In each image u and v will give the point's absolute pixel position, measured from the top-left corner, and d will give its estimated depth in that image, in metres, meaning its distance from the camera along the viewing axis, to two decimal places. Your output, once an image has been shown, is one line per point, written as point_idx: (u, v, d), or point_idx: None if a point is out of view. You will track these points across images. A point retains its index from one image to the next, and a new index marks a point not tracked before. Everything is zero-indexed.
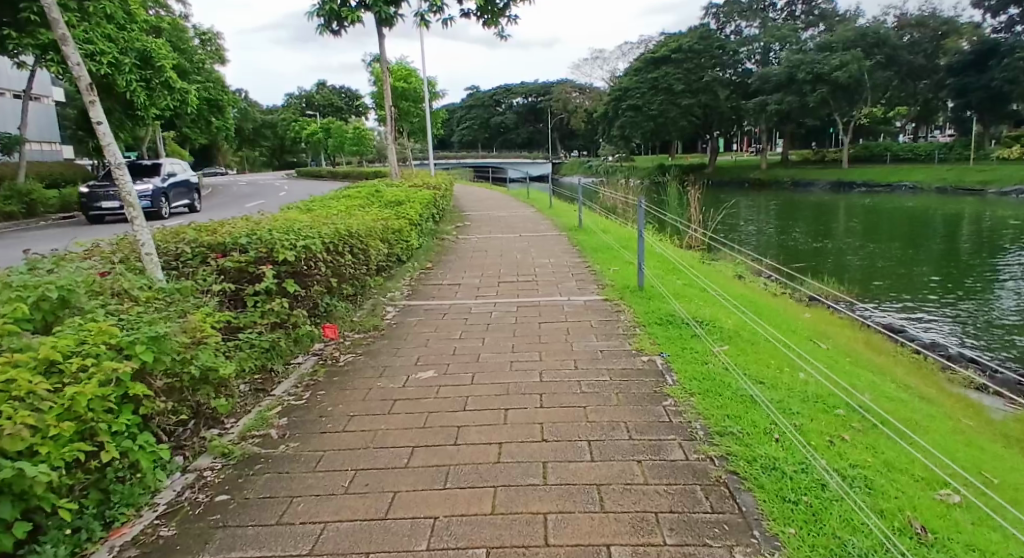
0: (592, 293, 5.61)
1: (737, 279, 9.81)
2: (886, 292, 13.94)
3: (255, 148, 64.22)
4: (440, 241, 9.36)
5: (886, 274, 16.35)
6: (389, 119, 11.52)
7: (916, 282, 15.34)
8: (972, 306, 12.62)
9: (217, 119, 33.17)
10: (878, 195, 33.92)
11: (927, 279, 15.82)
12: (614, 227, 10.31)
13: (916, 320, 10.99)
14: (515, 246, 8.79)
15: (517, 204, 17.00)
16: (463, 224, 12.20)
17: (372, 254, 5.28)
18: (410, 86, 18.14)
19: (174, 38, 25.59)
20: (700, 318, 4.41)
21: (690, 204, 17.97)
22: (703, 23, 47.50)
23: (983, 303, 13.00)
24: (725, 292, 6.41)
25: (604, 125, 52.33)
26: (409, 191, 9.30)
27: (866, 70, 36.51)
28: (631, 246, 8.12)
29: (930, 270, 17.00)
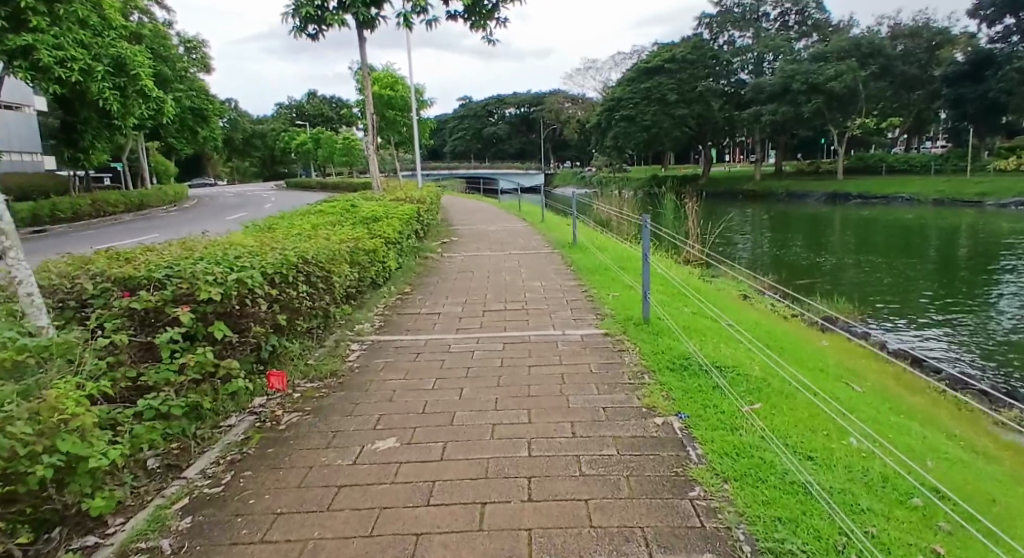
0: (591, 326, 4.87)
1: (744, 300, 9.12)
2: (887, 307, 13.43)
3: (244, 158, 63.49)
4: (423, 259, 8.58)
5: (888, 287, 15.78)
6: (371, 127, 10.79)
7: (917, 295, 14.83)
8: (975, 320, 12.14)
9: (202, 128, 32.44)
10: (875, 207, 33.56)
11: (928, 291, 15.31)
12: (611, 244, 9.60)
13: (919, 337, 10.47)
14: (505, 265, 8.04)
15: (508, 217, 16.30)
16: (451, 239, 11.44)
17: (334, 281, 4.52)
18: (397, 94, 17.46)
19: (156, 44, 24.90)
20: (722, 364, 3.68)
21: (687, 216, 17.34)
22: (696, 33, 47.27)
23: (985, 317, 12.54)
24: (740, 321, 5.68)
25: (597, 135, 51.92)
26: (388, 204, 8.52)
27: (861, 80, 36.26)
28: (632, 267, 7.39)
29: (932, 283, 16.47)
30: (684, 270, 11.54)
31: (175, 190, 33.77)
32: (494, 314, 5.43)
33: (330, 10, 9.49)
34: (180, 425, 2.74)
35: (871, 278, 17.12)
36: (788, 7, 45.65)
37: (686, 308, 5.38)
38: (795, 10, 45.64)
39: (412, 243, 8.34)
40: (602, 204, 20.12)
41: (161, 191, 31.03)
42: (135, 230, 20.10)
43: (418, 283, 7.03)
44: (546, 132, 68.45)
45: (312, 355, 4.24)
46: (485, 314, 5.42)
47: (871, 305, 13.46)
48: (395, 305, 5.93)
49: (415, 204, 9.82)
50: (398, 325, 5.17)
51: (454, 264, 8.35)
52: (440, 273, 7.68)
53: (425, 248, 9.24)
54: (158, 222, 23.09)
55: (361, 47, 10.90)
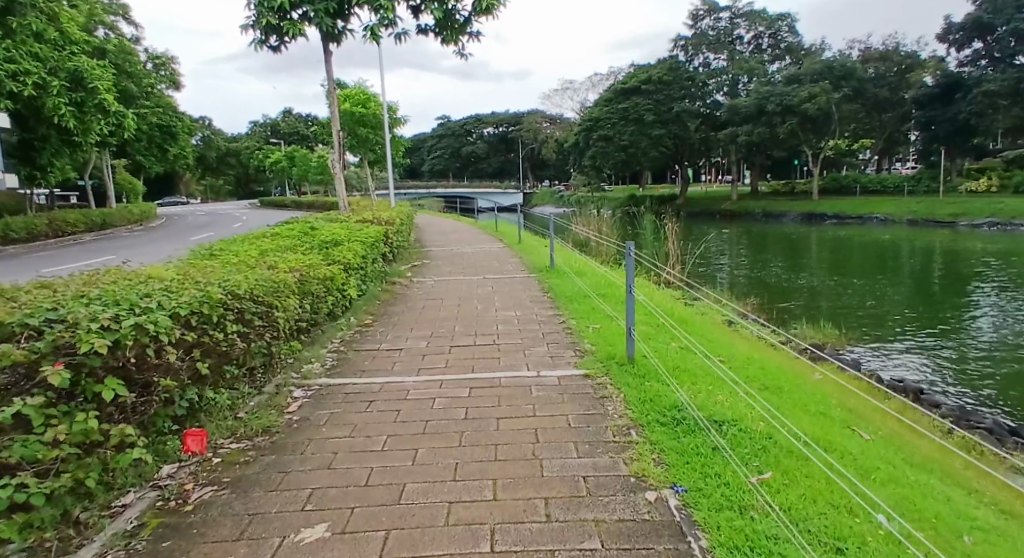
0: (568, 366, 4.33)
1: (730, 327, 8.67)
2: (862, 328, 13.25)
3: (218, 177, 62.36)
4: (389, 287, 7.98)
5: (863, 309, 15.62)
6: (337, 146, 10.21)
7: (892, 315, 14.69)
8: (948, 341, 12.00)
9: (170, 146, 31.57)
10: (851, 227, 33.84)
11: (901, 312, 15.21)
12: (590, 268, 9.12)
13: (894, 359, 10.25)
14: (478, 293, 7.47)
15: (484, 237, 15.82)
16: (422, 262, 10.88)
17: (274, 317, 3.93)
18: (369, 111, 16.91)
19: (120, 59, 24.11)
20: (721, 416, 3.18)
21: (666, 237, 17.03)
22: (672, 55, 47.72)
23: (958, 337, 12.42)
24: (731, 357, 5.20)
25: (575, 155, 51.96)
26: (352, 227, 7.90)
27: (835, 102, 36.78)
28: (613, 295, 6.89)
29: (907, 303, 16.39)
30: (666, 294, 11.09)
31: (142, 209, 32.71)
32: (462, 350, 4.86)
33: (291, 20, 8.97)
34: (47, 515, 2.15)
35: (846, 299, 16.99)
36: (761, 31, 46.36)
37: (673, 343, 4.88)
38: (769, 33, 46.35)
39: (378, 269, 7.74)
40: (580, 224, 19.70)
41: (126, 210, 29.99)
42: (94, 252, 19.15)
43: (382, 313, 6.43)
44: (524, 151, 68.46)
45: (245, 406, 3.63)
46: (451, 351, 4.84)
47: (848, 327, 13.24)
48: (352, 340, 5.33)
49: (383, 227, 9.24)
50: (352, 364, 4.57)
51: (423, 292, 7.76)
52: (406, 301, 7.09)
53: (392, 274, 8.64)
54: (121, 242, 22.12)
55: (327, 61, 10.37)
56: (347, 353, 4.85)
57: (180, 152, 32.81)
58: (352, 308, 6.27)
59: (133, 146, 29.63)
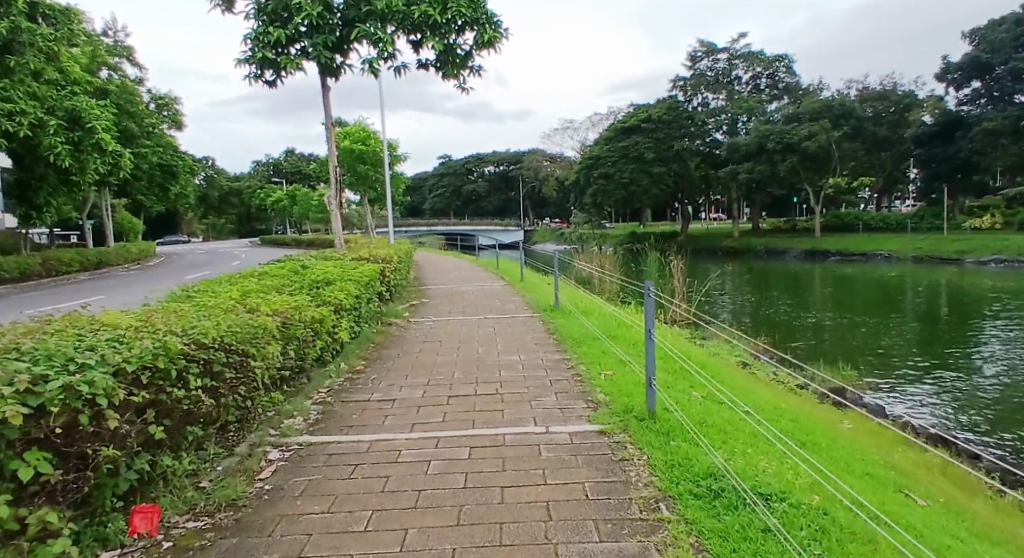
0: (579, 421, 3.85)
1: (744, 369, 8.19)
2: (873, 367, 12.81)
3: (220, 216, 62.52)
4: (383, 328, 7.52)
5: (873, 347, 15.07)
6: (334, 180, 9.79)
7: (903, 355, 14.16)
8: (963, 381, 11.57)
9: (171, 185, 31.52)
10: (856, 265, 33.55)
11: (912, 350, 14.69)
12: (597, 308, 8.67)
13: (909, 402, 9.80)
14: (480, 335, 7.00)
15: (485, 275, 15.45)
16: (421, 300, 10.45)
17: (248, 369, 3.48)
18: (369, 149, 16.73)
19: (122, 99, 24.18)
20: (766, 486, 2.70)
21: (671, 274, 16.65)
22: (671, 95, 48.24)
23: (973, 377, 11.98)
24: (757, 406, 4.73)
25: (575, 193, 52.07)
26: (346, 264, 7.50)
27: (835, 140, 36.93)
28: (624, 336, 6.44)
29: (917, 341, 15.89)
30: (674, 333, 10.63)
31: (140, 247, 32.44)
32: (465, 400, 4.40)
33: (288, 55, 8.76)
34: None
35: (852, 337, 16.49)
36: (759, 71, 46.93)
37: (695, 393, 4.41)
38: (767, 74, 46.92)
39: (372, 309, 7.30)
40: (583, 262, 19.32)
41: (124, 249, 29.76)
42: (87, 291, 18.77)
43: (376, 356, 5.98)
44: (525, 189, 68.79)
45: (211, 471, 3.15)
46: (450, 402, 4.36)
47: (859, 367, 12.70)
48: (342, 388, 4.85)
49: (381, 264, 8.83)
50: (337, 418, 4.08)
51: (420, 334, 7.30)
52: (402, 344, 6.60)
53: (388, 315, 8.19)
54: (116, 282, 21.78)
55: (325, 97, 10.17)
56: (333, 404, 4.37)
57: (181, 190, 32.76)
58: (342, 352, 5.81)
59: (133, 185, 29.56)
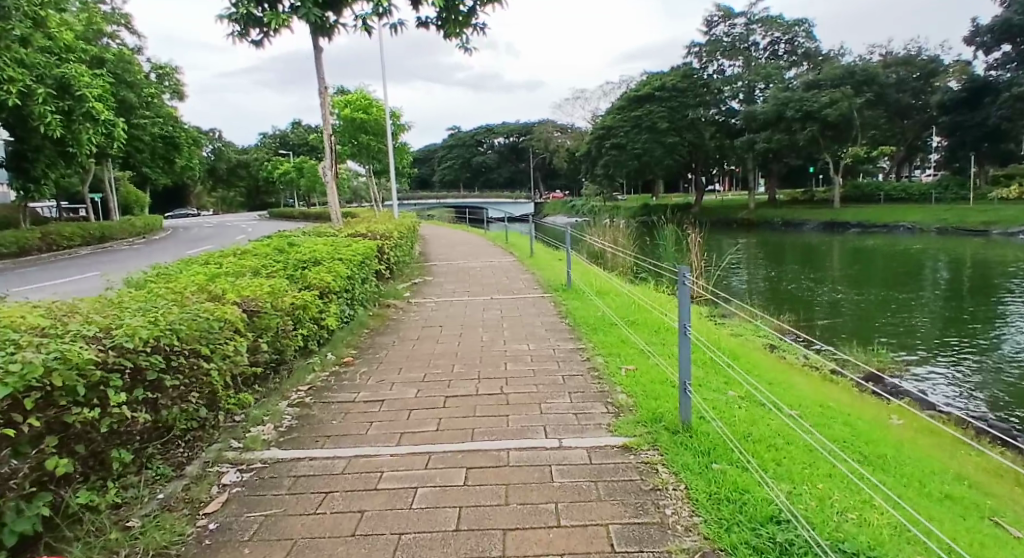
0: (598, 433, 3.21)
1: (772, 354, 7.54)
2: (895, 343, 12.17)
3: (229, 189, 62.09)
4: (381, 311, 6.91)
5: (895, 323, 14.39)
6: (328, 150, 9.12)
7: (926, 330, 13.50)
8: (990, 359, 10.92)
9: (175, 157, 30.97)
10: (876, 237, 32.54)
11: (935, 326, 14.01)
12: (612, 288, 8.01)
13: (933, 380, 9.23)
14: (486, 319, 6.36)
15: (493, 250, 14.81)
16: (423, 278, 9.82)
17: (191, 375, 2.88)
18: (371, 117, 15.94)
19: (120, 69, 23.49)
20: (849, 540, 2.07)
21: (688, 248, 15.92)
22: (686, 62, 46.65)
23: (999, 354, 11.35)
24: (803, 407, 4.10)
25: (587, 164, 50.95)
26: (338, 241, 6.87)
27: (857, 107, 35.55)
28: (645, 321, 5.80)
29: (940, 316, 15.18)
30: (694, 313, 9.96)
31: (146, 220, 32.07)
32: (465, 402, 3.77)
33: (275, 11, 8.02)
34: None
35: (872, 311, 15.80)
36: (777, 36, 45.13)
37: (732, 395, 3.78)
38: (785, 39, 45.14)
39: (367, 291, 6.69)
40: (595, 235, 18.59)
41: (129, 223, 29.37)
42: (87, 266, 18.40)
43: (369, 345, 5.37)
44: (534, 161, 67.61)
45: (146, 503, 2.56)
46: (447, 405, 3.73)
47: (881, 343, 12.04)
48: (326, 385, 4.25)
49: (380, 240, 8.20)
50: (313, 427, 3.47)
51: (421, 317, 6.66)
52: (400, 329, 5.98)
53: (387, 295, 7.59)
54: (118, 256, 21.39)
55: (318, 60, 9.43)
56: (312, 407, 3.77)
57: (185, 162, 32.21)
58: (330, 341, 5.21)
59: (135, 157, 29.01)
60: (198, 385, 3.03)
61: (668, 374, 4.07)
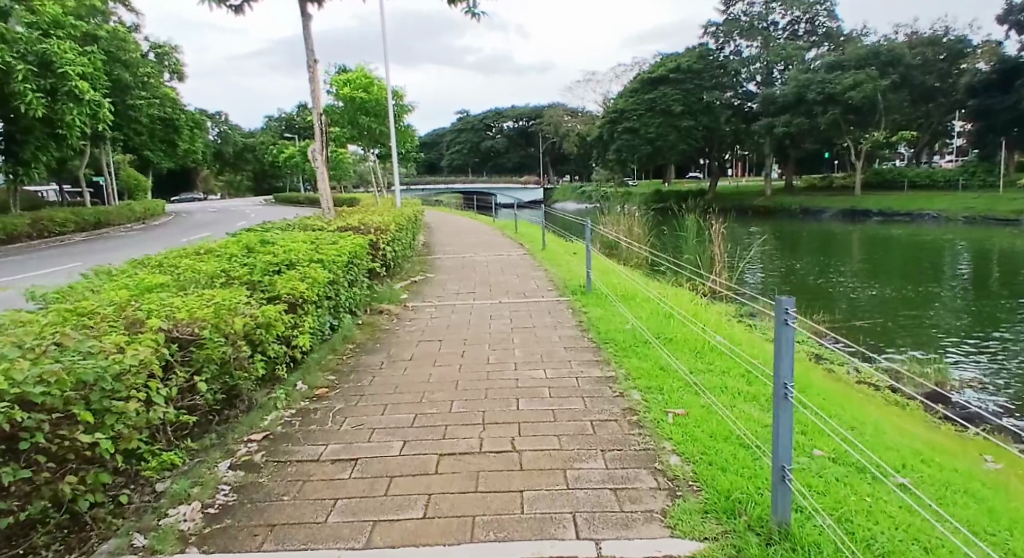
0: (651, 531, 2.26)
1: (821, 368, 6.57)
2: (930, 340, 11.24)
3: (236, 173, 61.35)
4: (372, 317, 5.99)
5: (918, 316, 13.51)
6: (317, 131, 8.12)
7: (950, 325, 12.60)
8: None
9: (175, 139, 30.11)
10: (899, 226, 31.28)
11: (960, 320, 13.12)
12: (638, 290, 6.99)
13: (980, 386, 8.33)
14: (495, 331, 5.39)
15: (502, 240, 13.89)
16: (425, 276, 8.85)
17: (47, 459, 1.99)
18: (373, 96, 14.86)
19: (113, 46, 22.53)
20: None
21: (710, 240, 14.86)
22: (702, 43, 45.08)
23: None
24: (908, 466, 3.13)
25: (598, 149, 49.73)
26: (321, 236, 5.93)
27: (881, 90, 34.03)
28: (684, 337, 4.84)
29: (967, 310, 14.23)
30: (722, 314, 8.98)
31: (146, 205, 31.30)
32: (463, 466, 2.83)
33: None
34: None
35: (893, 304, 14.90)
36: (798, 16, 43.39)
37: (821, 464, 2.82)
38: (806, 18, 43.42)
39: (355, 296, 5.76)
40: (608, 224, 17.61)
41: (127, 207, 28.58)
42: (78, 253, 17.65)
43: (353, 367, 4.43)
44: (544, 145, 66.32)
45: None
46: (440, 472, 2.78)
47: (913, 341, 11.11)
48: (285, 430, 3.31)
49: (374, 233, 7.25)
50: (254, 508, 2.53)
51: (416, 327, 5.66)
52: (391, 346, 5.00)
53: (381, 298, 6.66)
54: (112, 243, 20.65)
55: (306, 29, 8.47)
56: (262, 470, 2.85)
57: (186, 144, 31.36)
58: (304, 364, 4.29)
59: (133, 139, 28.17)
60: (70, 472, 2.16)
61: (731, 422, 3.13)
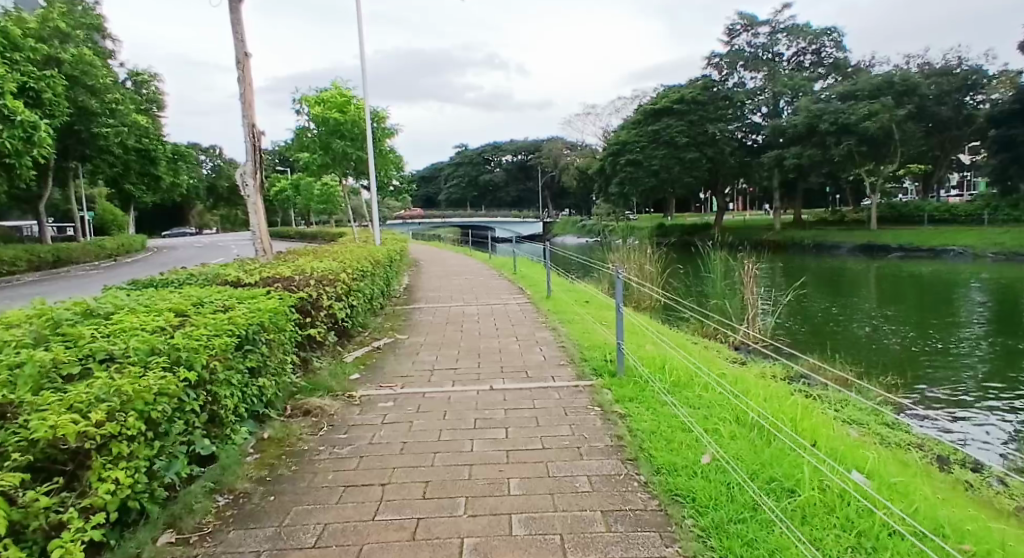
0: None
1: (953, 484, 4.42)
2: (994, 393, 9.38)
3: (230, 208, 59.75)
4: (288, 424, 3.81)
5: (936, 355, 11.84)
6: (247, 142, 6.03)
7: (992, 368, 10.90)
8: None
9: (152, 171, 28.27)
10: (923, 262, 29.44)
11: (988, 361, 11.43)
12: (679, 364, 4.85)
13: None
14: (480, 462, 3.18)
15: (500, 284, 11.85)
16: (393, 338, 6.63)
17: None
18: (348, 118, 12.94)
19: (78, 71, 20.82)
20: None
21: (740, 280, 12.77)
22: (705, 74, 43.78)
23: None
24: None
25: (599, 182, 48.20)
26: (211, 298, 3.82)
27: (898, 120, 32.51)
28: (813, 485, 2.68)
29: (993, 348, 12.57)
30: (783, 386, 6.85)
31: (121, 240, 29.33)
32: None
33: None
34: None
35: (910, 341, 13.15)
36: (803, 46, 42.07)
37: None
38: (812, 49, 42.10)
39: (255, 391, 3.62)
40: (618, 261, 15.59)
41: (97, 243, 26.62)
42: (16, 295, 15.55)
43: None
44: (543, 179, 65.04)
45: None
46: None
47: (978, 395, 9.20)
48: None
49: (315, 283, 5.12)
50: None
51: (352, 450, 3.43)
52: (291, 504, 2.80)
53: (311, 387, 4.46)
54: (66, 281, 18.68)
55: (235, 14, 6.56)
56: None
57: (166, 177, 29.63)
58: None
59: (105, 171, 26.40)
60: None
61: None
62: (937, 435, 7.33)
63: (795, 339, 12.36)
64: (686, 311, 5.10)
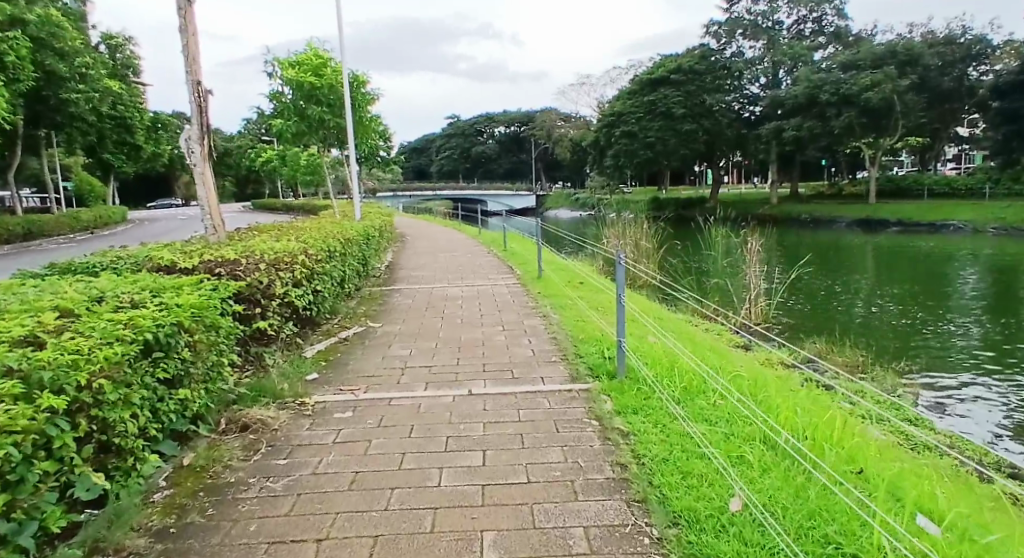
0: None
1: (1004, 503, 3.80)
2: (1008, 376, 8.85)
3: (218, 179, 58.41)
4: (217, 447, 3.12)
5: (940, 332, 11.37)
6: (192, 104, 5.24)
7: (1001, 349, 10.38)
8: None
9: (129, 140, 27.07)
10: (922, 237, 28.97)
11: (998, 341, 10.91)
12: (686, 361, 4.20)
13: None
14: (448, 505, 2.50)
15: (489, 261, 11.16)
16: (365, 327, 5.92)
17: None
18: (325, 82, 12.01)
19: (44, 33, 19.57)
20: None
21: (741, 257, 12.13)
22: (703, 43, 42.48)
23: None
24: None
25: (593, 154, 47.21)
26: (121, 291, 3.09)
27: (900, 91, 31.65)
28: (882, 549, 2.02)
29: (999, 326, 12.08)
30: (795, 379, 6.23)
31: (99, 212, 28.25)
32: None
33: None
34: None
35: (915, 318, 12.62)
36: (804, 14, 40.77)
37: None
38: (813, 17, 40.83)
39: (172, 408, 2.91)
40: (613, 237, 14.92)
41: (72, 214, 25.55)
42: None
43: None
44: (536, 151, 63.86)
45: None
46: None
47: (990, 378, 8.70)
48: None
49: (266, 267, 4.38)
50: None
51: (289, 484, 2.74)
52: None
53: (255, 392, 3.76)
54: (34, 255, 17.75)
55: None
56: None
57: (145, 147, 28.47)
58: None
59: (79, 140, 25.24)
60: None
61: None
62: (955, 428, 6.81)
63: (796, 319, 11.80)
64: (689, 298, 4.44)
